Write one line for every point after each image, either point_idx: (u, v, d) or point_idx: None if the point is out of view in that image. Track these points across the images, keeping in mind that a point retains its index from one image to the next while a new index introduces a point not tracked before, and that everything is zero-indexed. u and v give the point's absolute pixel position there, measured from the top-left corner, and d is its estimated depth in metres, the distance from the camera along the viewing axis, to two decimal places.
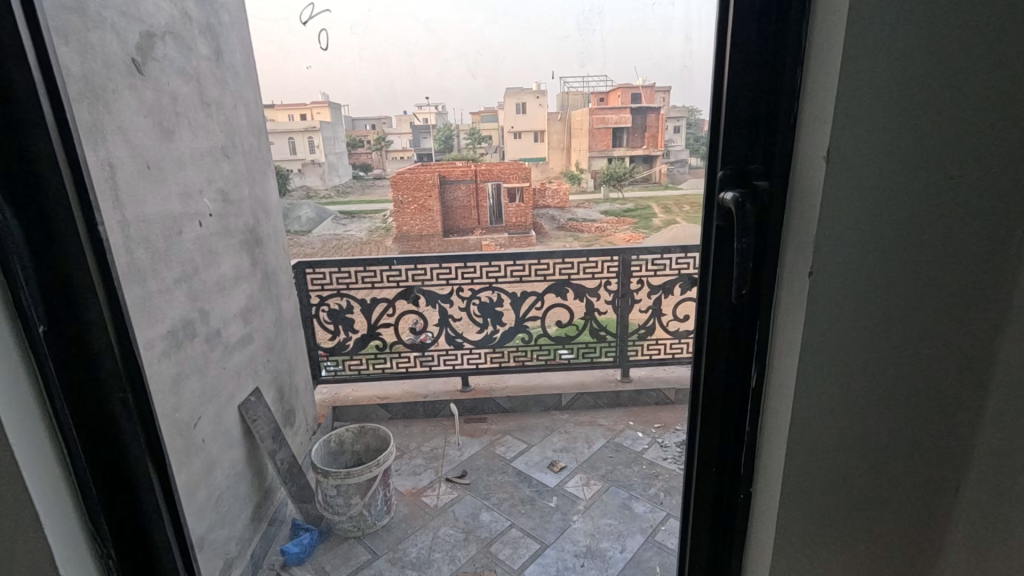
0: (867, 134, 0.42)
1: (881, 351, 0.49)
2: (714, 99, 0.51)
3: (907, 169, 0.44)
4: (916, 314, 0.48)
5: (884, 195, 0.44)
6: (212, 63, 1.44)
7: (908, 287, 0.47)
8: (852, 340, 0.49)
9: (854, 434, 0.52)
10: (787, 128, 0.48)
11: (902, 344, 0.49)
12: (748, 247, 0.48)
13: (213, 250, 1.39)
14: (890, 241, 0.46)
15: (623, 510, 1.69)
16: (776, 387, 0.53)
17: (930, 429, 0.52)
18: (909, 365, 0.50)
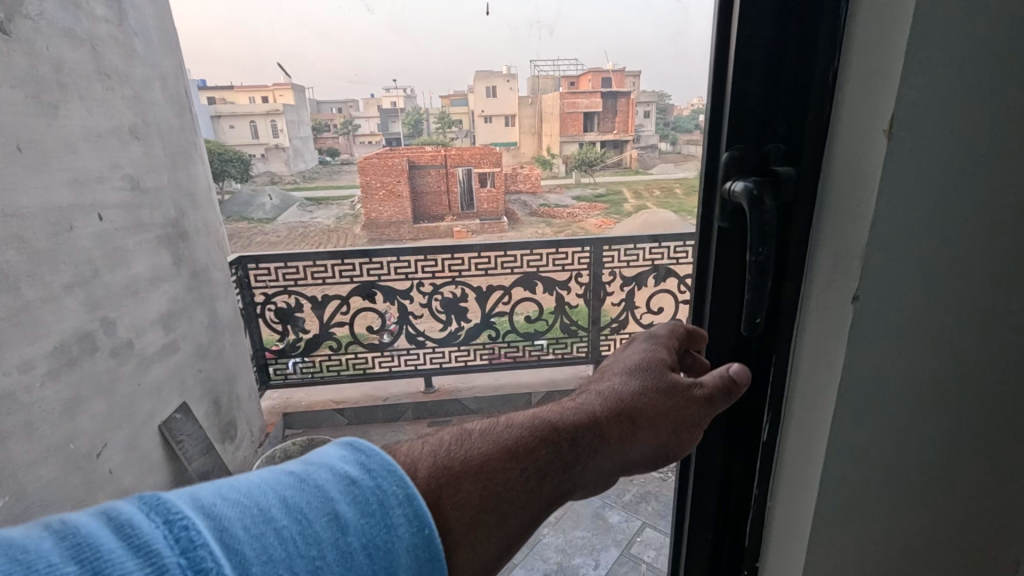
0: (942, 103, 0.30)
1: (931, 406, 0.37)
2: (718, 54, 0.36)
3: (982, 162, 0.32)
4: (980, 340, 0.36)
5: (952, 193, 0.32)
6: (113, 27, 1.21)
7: (971, 324, 0.35)
8: (898, 387, 0.36)
9: (889, 505, 0.40)
10: (823, 94, 0.34)
11: (960, 398, 0.37)
12: (768, 258, 0.35)
13: (121, 248, 1.19)
14: (953, 264, 0.34)
15: (598, 521, 1.58)
16: (797, 441, 0.40)
17: (984, 486, 0.40)
18: (963, 423, 0.38)
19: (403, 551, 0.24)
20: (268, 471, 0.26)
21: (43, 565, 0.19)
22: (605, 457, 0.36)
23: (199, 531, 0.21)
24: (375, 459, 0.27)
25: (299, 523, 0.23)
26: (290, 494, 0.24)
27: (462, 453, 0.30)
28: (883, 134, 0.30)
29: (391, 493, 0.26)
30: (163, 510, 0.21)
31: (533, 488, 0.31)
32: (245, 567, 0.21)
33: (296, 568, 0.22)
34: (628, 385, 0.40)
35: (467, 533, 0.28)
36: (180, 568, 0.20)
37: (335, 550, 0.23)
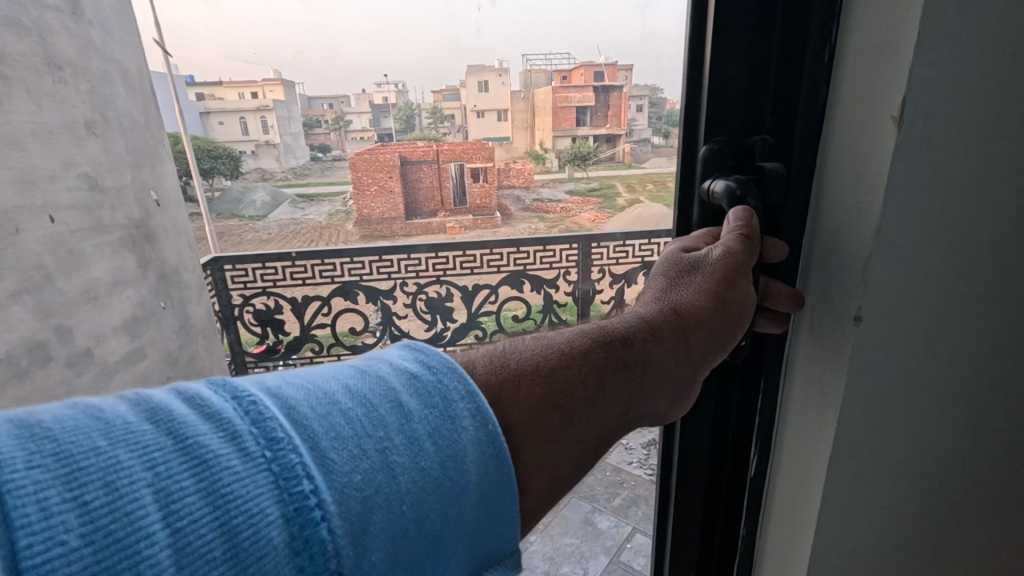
0: (958, 90, 0.25)
1: (935, 449, 0.33)
2: (695, 29, 0.31)
3: (1002, 169, 0.27)
4: (988, 361, 0.31)
5: (966, 205, 0.27)
6: (66, 16, 1.13)
7: (981, 359, 0.31)
8: (902, 426, 0.31)
9: (889, 549, 0.35)
10: (817, 73, 0.28)
11: (967, 440, 0.33)
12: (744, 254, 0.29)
13: (78, 252, 1.12)
14: (964, 290, 0.29)
15: (586, 526, 1.53)
16: (789, 479, 0.34)
17: (990, 521, 0.35)
18: (970, 468, 0.34)
19: (469, 442, 0.20)
20: (334, 364, 0.23)
21: (120, 423, 0.17)
22: (656, 356, 0.29)
23: (268, 406, 0.19)
24: (434, 354, 0.23)
25: (366, 407, 0.20)
26: (355, 381, 0.21)
27: (506, 357, 0.26)
28: (892, 122, 0.24)
29: (451, 387, 0.22)
30: (229, 386, 0.19)
31: (578, 390, 0.26)
32: (313, 441, 0.18)
33: (365, 447, 0.19)
34: (661, 284, 0.32)
35: (532, 430, 0.24)
36: (250, 435, 0.18)
37: (404, 435, 0.20)
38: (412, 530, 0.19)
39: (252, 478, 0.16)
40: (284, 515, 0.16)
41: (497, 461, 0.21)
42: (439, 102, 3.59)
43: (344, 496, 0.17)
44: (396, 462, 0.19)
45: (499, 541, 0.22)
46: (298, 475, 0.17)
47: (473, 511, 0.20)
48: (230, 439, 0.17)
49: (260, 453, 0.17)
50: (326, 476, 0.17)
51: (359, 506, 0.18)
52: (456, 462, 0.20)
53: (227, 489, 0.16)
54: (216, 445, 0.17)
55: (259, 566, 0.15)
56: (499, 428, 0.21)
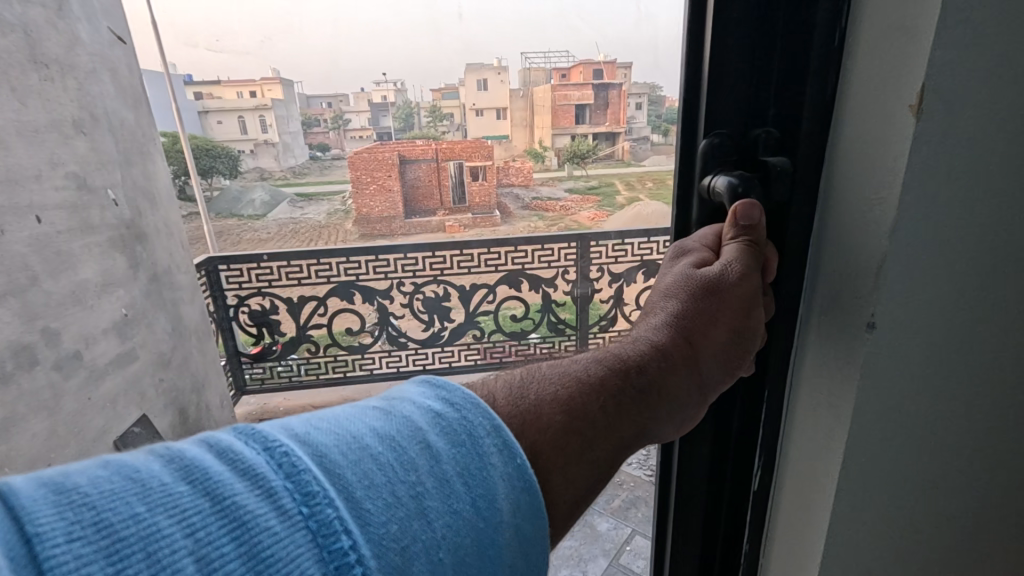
0: (980, 76, 0.23)
1: (950, 471, 0.31)
2: (692, 17, 0.28)
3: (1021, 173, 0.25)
4: (1005, 370, 0.29)
5: (981, 214, 0.25)
6: (52, 13, 1.10)
7: (995, 376, 0.29)
8: (913, 445, 0.30)
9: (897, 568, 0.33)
10: (826, 56, 0.26)
11: (982, 461, 0.31)
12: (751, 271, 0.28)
13: (65, 252, 1.10)
14: (980, 304, 0.27)
15: (584, 529, 1.52)
16: (795, 494, 0.33)
17: (1003, 539, 0.33)
18: (984, 490, 0.32)
19: (500, 481, 0.19)
20: (352, 404, 0.21)
21: (157, 485, 0.16)
22: (673, 381, 0.28)
23: (301, 456, 0.17)
24: (457, 392, 0.22)
25: (396, 451, 0.19)
26: (382, 423, 0.20)
27: (505, 384, 0.24)
28: (910, 111, 0.22)
29: (476, 423, 0.21)
30: (259, 436, 0.18)
31: (591, 416, 0.24)
32: (348, 492, 0.17)
33: (400, 495, 0.17)
34: (669, 304, 0.30)
35: (557, 459, 0.22)
36: (286, 491, 0.16)
37: (435, 478, 0.18)
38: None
39: (291, 538, 0.15)
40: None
41: (529, 503, 0.20)
42: (437, 101, 3.50)
43: (382, 549, 0.16)
44: (432, 509, 0.18)
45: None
46: (335, 529, 0.16)
47: (511, 555, 0.19)
48: (267, 496, 0.16)
49: (297, 509, 0.16)
50: (363, 530, 0.16)
51: (397, 558, 0.16)
52: (489, 502, 0.19)
53: (267, 552, 0.15)
54: (255, 505, 0.16)
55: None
56: (527, 461, 0.21)
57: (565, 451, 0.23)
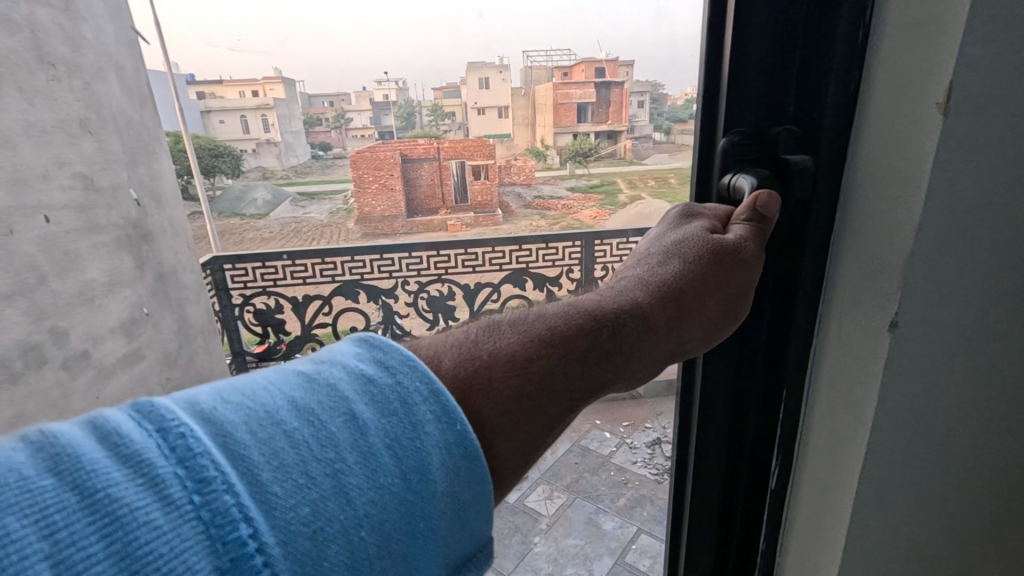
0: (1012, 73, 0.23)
1: (966, 476, 0.31)
2: (712, 12, 0.28)
3: None
4: None
5: (1012, 212, 0.25)
6: (60, 14, 1.11)
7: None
8: (936, 443, 0.29)
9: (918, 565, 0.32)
10: (850, 56, 0.25)
11: (1004, 471, 0.31)
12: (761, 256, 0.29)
13: (72, 252, 1.10)
14: (1007, 305, 0.27)
15: (590, 527, 1.51)
16: (814, 492, 0.32)
17: None
18: (1005, 501, 0.31)
19: (434, 450, 0.19)
20: (277, 368, 0.21)
21: (14, 479, 0.14)
22: (645, 341, 0.29)
23: (201, 439, 0.17)
24: (392, 354, 0.21)
25: (314, 427, 0.18)
26: (302, 397, 0.19)
27: (445, 350, 0.24)
28: (938, 109, 0.23)
29: (412, 389, 0.20)
30: (158, 416, 0.17)
31: (548, 369, 0.25)
32: (252, 475, 0.17)
33: (312, 474, 0.17)
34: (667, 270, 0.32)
35: (500, 426, 0.22)
36: (175, 479, 0.16)
37: (356, 454, 0.18)
38: (377, 557, 0.17)
39: (178, 531, 0.15)
40: (218, 566, 0.15)
41: (467, 471, 0.20)
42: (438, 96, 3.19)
43: (287, 534, 0.16)
44: (351, 485, 0.18)
45: (471, 544, 0.21)
46: (234, 517, 0.15)
47: (441, 524, 0.19)
48: (151, 485, 0.15)
49: (187, 498, 0.15)
50: (266, 515, 0.16)
51: (307, 538, 0.16)
52: (419, 472, 0.19)
53: (146, 547, 0.14)
54: (133, 496, 0.15)
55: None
56: (469, 428, 0.21)
57: (507, 412, 0.23)
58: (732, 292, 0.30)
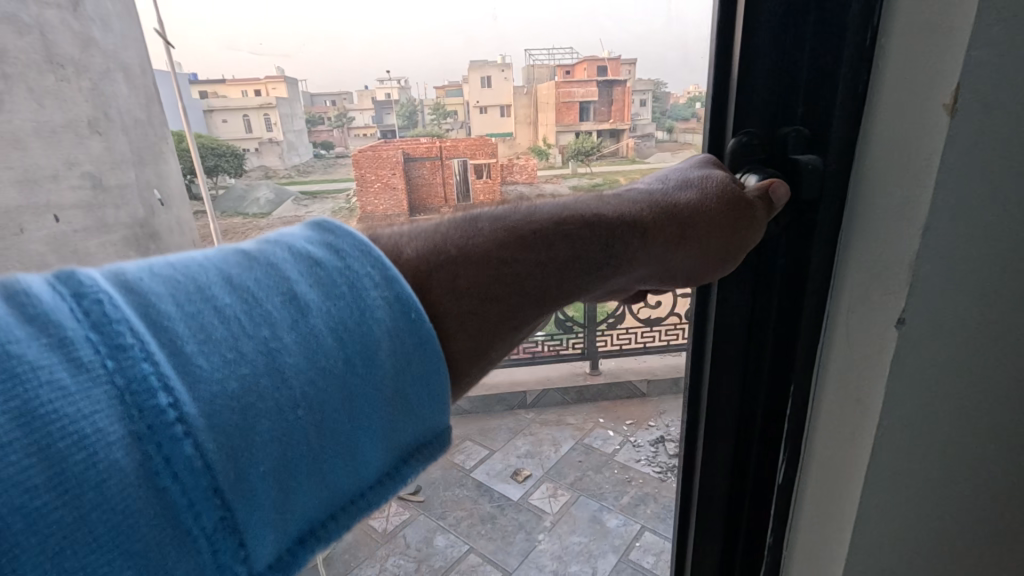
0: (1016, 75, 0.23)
1: (973, 469, 0.31)
2: (724, 14, 0.29)
3: None
4: None
5: (1017, 207, 0.26)
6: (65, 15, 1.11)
7: None
8: (944, 434, 0.30)
9: (924, 555, 0.33)
10: (860, 55, 0.26)
11: (1006, 460, 0.31)
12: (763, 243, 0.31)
13: (81, 253, 1.11)
14: (1013, 296, 0.27)
15: (594, 525, 1.52)
16: (821, 486, 0.33)
17: None
18: (1007, 495, 0.32)
19: (380, 333, 0.19)
20: (217, 248, 0.20)
21: None
22: (631, 266, 0.29)
23: (119, 306, 0.16)
24: (344, 238, 0.21)
25: (249, 305, 0.18)
26: (239, 273, 0.19)
27: (407, 237, 0.23)
28: (945, 108, 0.23)
29: (363, 276, 0.20)
30: (73, 282, 0.16)
31: (516, 266, 0.25)
32: (176, 346, 0.16)
33: (245, 352, 0.17)
34: (683, 195, 0.29)
35: (461, 321, 0.22)
36: (87, 343, 0.15)
37: (295, 335, 0.18)
38: (314, 438, 0.18)
39: (88, 394, 0.15)
40: (133, 433, 0.15)
41: (416, 358, 0.20)
42: None
43: (214, 407, 0.16)
44: (288, 366, 0.17)
45: (425, 434, 0.21)
46: (152, 387, 0.15)
47: (387, 411, 0.19)
48: (58, 347, 0.15)
49: (100, 364, 0.15)
50: (191, 388, 0.16)
51: (235, 414, 0.16)
52: (363, 357, 0.19)
53: (54, 405, 0.14)
54: (37, 355, 0.15)
55: (96, 494, 0.14)
56: (422, 316, 0.20)
57: (465, 304, 0.22)
58: (728, 244, 0.29)
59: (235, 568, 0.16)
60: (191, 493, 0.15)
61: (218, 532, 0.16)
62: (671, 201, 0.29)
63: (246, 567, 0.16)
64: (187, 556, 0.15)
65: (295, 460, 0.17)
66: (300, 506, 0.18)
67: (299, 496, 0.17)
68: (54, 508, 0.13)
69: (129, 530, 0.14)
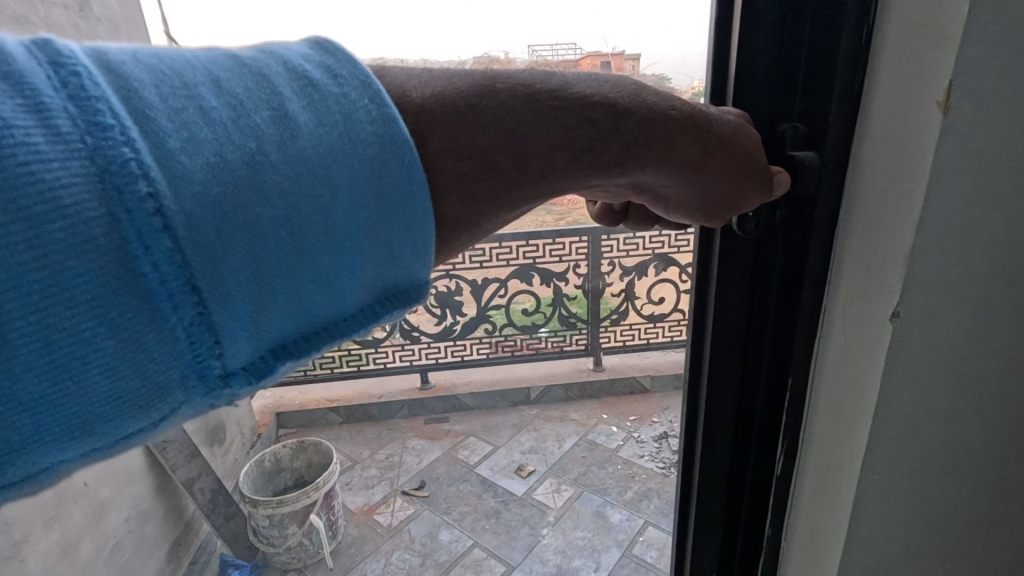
0: (1009, 75, 0.24)
1: (970, 460, 0.32)
2: (722, 14, 0.29)
3: None
4: None
5: (1011, 202, 0.26)
6: (72, 13, 1.11)
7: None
8: (941, 427, 0.30)
9: (921, 545, 0.33)
10: (855, 54, 0.26)
11: (1001, 452, 0.32)
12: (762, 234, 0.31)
13: None
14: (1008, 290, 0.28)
15: (598, 519, 1.51)
16: (819, 479, 0.33)
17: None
18: (989, 502, 0.33)
19: (365, 167, 0.18)
20: (211, 47, 0.19)
21: None
22: (644, 175, 0.26)
23: (98, 83, 0.16)
24: (346, 65, 0.19)
25: (235, 111, 0.17)
26: (228, 76, 0.18)
27: (415, 81, 0.21)
28: (938, 106, 0.24)
29: (359, 108, 0.19)
30: (48, 48, 0.15)
31: (529, 138, 0.22)
32: (158, 138, 0.16)
33: (227, 157, 0.17)
34: (717, 121, 0.27)
35: (461, 188, 0.21)
36: (64, 113, 0.15)
37: (281, 153, 0.17)
38: (290, 259, 0.18)
39: (65, 164, 0.14)
40: (110, 215, 0.15)
41: (402, 200, 0.19)
42: None
43: (193, 207, 0.16)
44: (270, 186, 0.17)
45: (405, 283, 0.21)
46: (132, 174, 0.15)
47: (370, 248, 0.19)
48: (33, 109, 0.15)
49: (79, 137, 0.15)
50: (171, 182, 0.16)
51: (214, 221, 0.16)
52: (346, 185, 0.18)
53: (31, 164, 0.14)
54: (12, 112, 0.14)
55: (75, 268, 0.14)
56: (414, 161, 0.19)
57: (470, 177, 0.21)
58: (734, 193, 0.28)
59: (207, 362, 0.17)
60: (168, 284, 0.16)
61: (195, 327, 0.16)
62: (705, 118, 0.26)
63: (219, 365, 0.17)
64: (165, 341, 0.16)
65: (271, 279, 0.17)
66: (276, 325, 0.18)
67: (273, 315, 0.18)
68: (38, 272, 0.14)
69: (111, 308, 0.15)
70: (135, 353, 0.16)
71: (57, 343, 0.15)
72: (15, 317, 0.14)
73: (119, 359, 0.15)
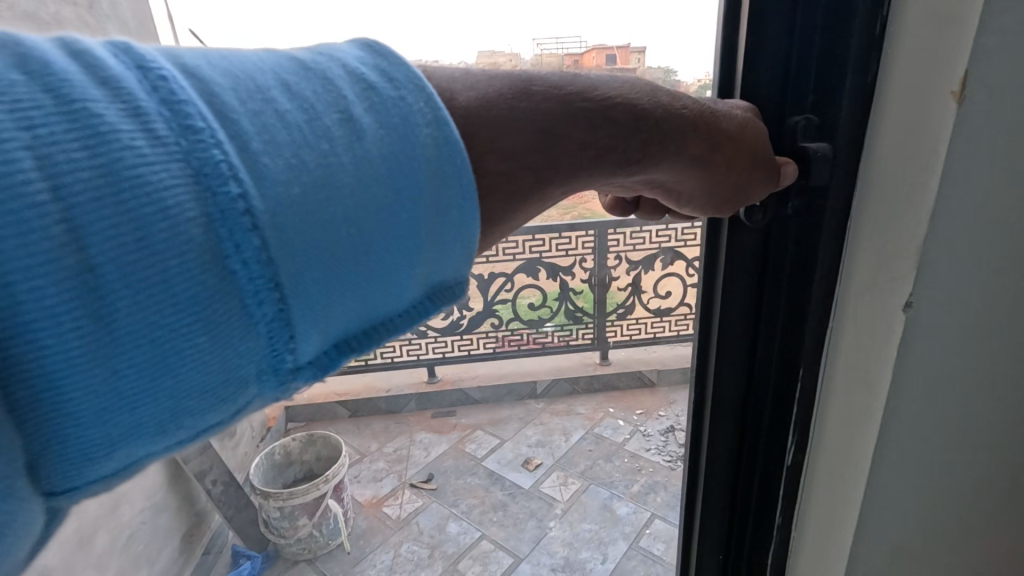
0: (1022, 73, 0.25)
1: (994, 451, 0.32)
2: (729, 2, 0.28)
3: None
4: None
5: None
6: (82, 10, 1.12)
7: None
8: (961, 415, 0.31)
9: (939, 532, 0.34)
10: (868, 44, 0.26)
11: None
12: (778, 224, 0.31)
13: None
14: None
15: (605, 512, 1.52)
16: (837, 468, 0.33)
17: None
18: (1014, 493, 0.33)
19: (422, 166, 0.19)
20: (272, 49, 0.19)
21: None
22: (654, 172, 0.26)
23: (184, 87, 0.16)
24: (400, 68, 0.19)
25: (306, 113, 0.17)
26: (295, 79, 0.18)
27: (460, 83, 0.21)
28: (952, 96, 0.25)
29: (415, 109, 0.19)
30: (134, 54, 0.16)
31: (565, 138, 0.22)
32: (242, 141, 0.16)
33: (304, 158, 0.17)
34: (727, 120, 0.27)
35: (502, 187, 0.21)
36: (160, 118, 0.15)
37: (351, 153, 0.18)
38: (354, 259, 0.18)
39: (165, 165, 0.15)
40: (205, 214, 0.15)
41: (455, 198, 0.20)
42: None
43: (275, 204, 0.16)
44: (341, 186, 0.17)
45: (451, 280, 0.21)
46: (223, 174, 0.16)
47: (428, 246, 0.20)
48: (132, 114, 0.15)
49: (174, 139, 0.15)
50: (255, 180, 0.16)
51: (294, 218, 0.17)
52: (406, 184, 0.18)
53: (136, 170, 0.15)
54: (116, 119, 0.15)
55: (180, 263, 0.15)
56: (465, 163, 0.20)
57: (511, 176, 0.22)
58: (738, 188, 0.28)
59: (282, 355, 0.18)
60: (255, 281, 0.16)
61: (276, 321, 0.17)
62: (715, 116, 0.26)
63: (291, 358, 0.18)
64: (250, 335, 0.17)
65: (338, 278, 0.18)
66: (340, 321, 0.19)
67: (339, 312, 0.18)
68: (143, 274, 0.15)
69: (206, 303, 0.16)
70: (225, 347, 0.16)
71: (171, 341, 0.15)
72: (128, 313, 0.15)
73: (209, 354, 0.16)
